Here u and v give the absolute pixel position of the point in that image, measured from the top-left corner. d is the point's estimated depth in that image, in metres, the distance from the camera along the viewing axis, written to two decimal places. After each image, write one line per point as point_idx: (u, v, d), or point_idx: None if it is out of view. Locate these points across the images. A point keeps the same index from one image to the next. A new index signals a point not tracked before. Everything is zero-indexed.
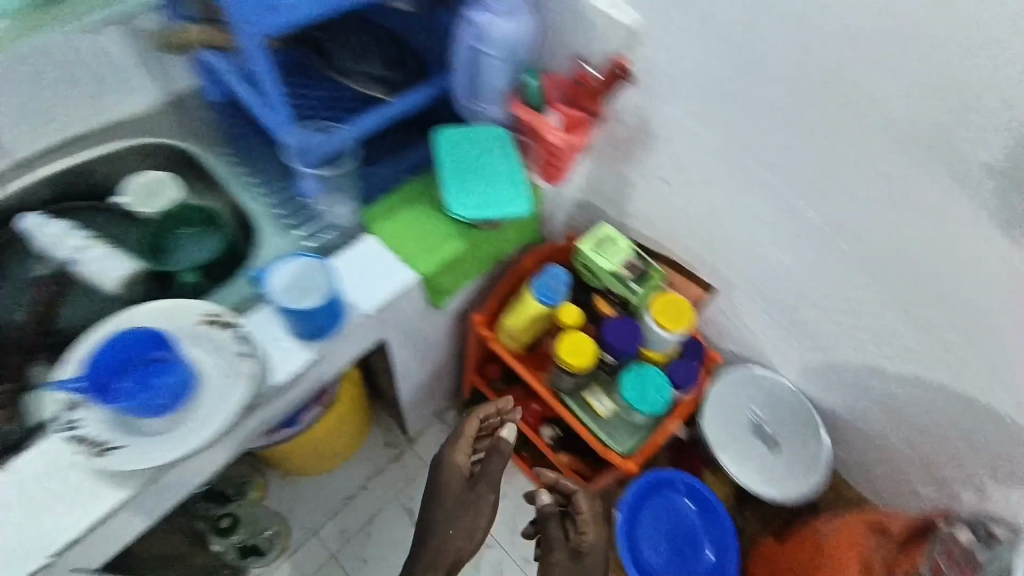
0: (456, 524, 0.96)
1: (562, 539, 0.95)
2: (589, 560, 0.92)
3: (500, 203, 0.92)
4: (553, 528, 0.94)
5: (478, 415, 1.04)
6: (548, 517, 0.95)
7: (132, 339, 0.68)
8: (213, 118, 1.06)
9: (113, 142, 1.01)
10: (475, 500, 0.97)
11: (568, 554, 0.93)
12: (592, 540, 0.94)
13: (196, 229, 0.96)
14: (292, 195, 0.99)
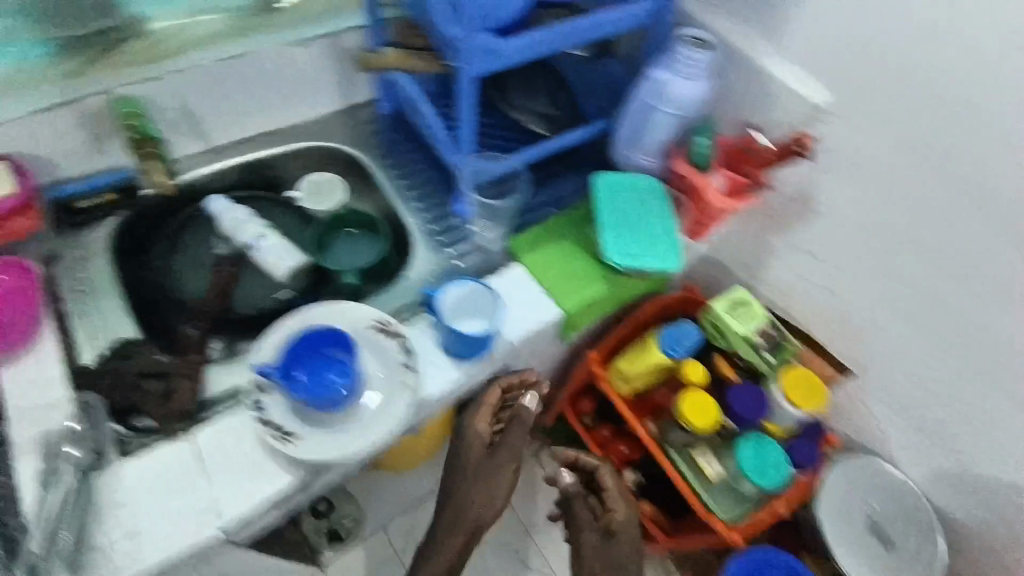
0: (478, 489, 1.02)
1: (592, 516, 1.08)
2: (619, 538, 1.05)
3: (651, 254, 0.91)
4: (581, 506, 1.09)
5: (498, 384, 1.02)
6: (574, 498, 1.09)
7: (326, 336, 0.75)
8: (378, 127, 1.12)
9: (289, 141, 1.06)
10: (497, 480, 1.03)
11: (595, 531, 1.06)
12: (622, 520, 1.05)
13: (353, 232, 1.03)
14: (445, 213, 1.03)
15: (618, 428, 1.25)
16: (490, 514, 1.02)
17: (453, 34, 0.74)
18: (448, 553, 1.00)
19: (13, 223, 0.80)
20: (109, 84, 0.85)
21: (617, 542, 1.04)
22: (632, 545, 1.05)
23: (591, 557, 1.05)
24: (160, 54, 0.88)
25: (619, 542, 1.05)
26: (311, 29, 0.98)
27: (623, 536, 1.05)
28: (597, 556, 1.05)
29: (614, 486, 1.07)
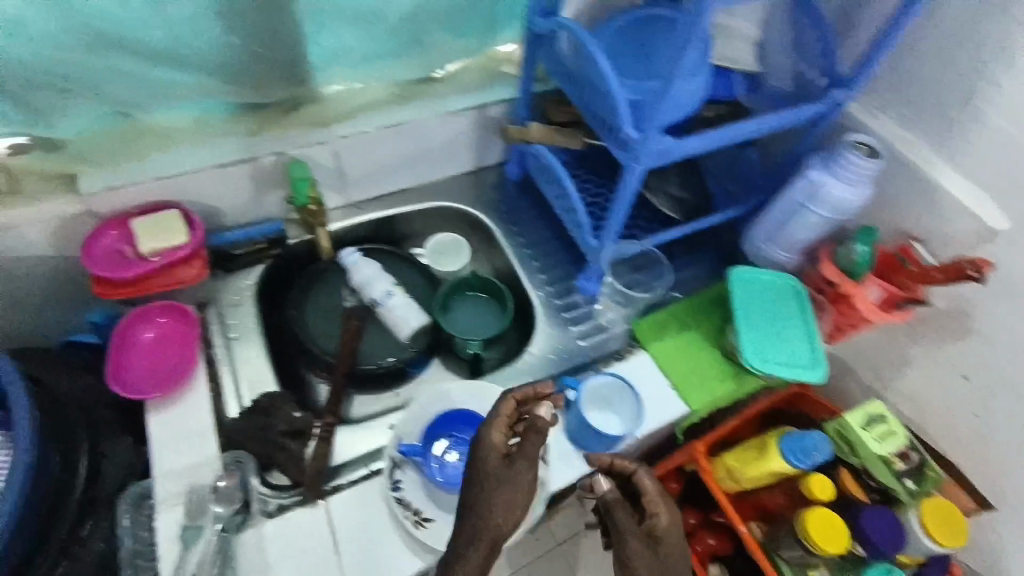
0: (488, 499, 0.64)
1: (637, 530, 0.71)
2: (669, 550, 0.72)
3: (792, 363, 0.85)
4: (624, 517, 0.71)
5: (520, 390, 0.71)
6: (614, 507, 0.72)
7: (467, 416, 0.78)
8: (504, 193, 1.14)
9: (422, 201, 1.09)
10: (518, 488, 0.65)
11: (641, 539, 0.71)
12: (671, 531, 0.72)
13: (484, 296, 1.03)
14: (569, 286, 1.03)
15: (706, 518, 1.08)
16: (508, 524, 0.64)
17: (629, 133, 0.72)
18: (467, 571, 0.62)
19: (175, 274, 0.81)
20: (283, 145, 0.88)
21: (663, 550, 0.71)
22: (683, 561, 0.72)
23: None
24: (331, 119, 0.92)
25: (668, 556, 0.71)
26: (465, 101, 1.00)
27: (672, 547, 0.72)
28: None
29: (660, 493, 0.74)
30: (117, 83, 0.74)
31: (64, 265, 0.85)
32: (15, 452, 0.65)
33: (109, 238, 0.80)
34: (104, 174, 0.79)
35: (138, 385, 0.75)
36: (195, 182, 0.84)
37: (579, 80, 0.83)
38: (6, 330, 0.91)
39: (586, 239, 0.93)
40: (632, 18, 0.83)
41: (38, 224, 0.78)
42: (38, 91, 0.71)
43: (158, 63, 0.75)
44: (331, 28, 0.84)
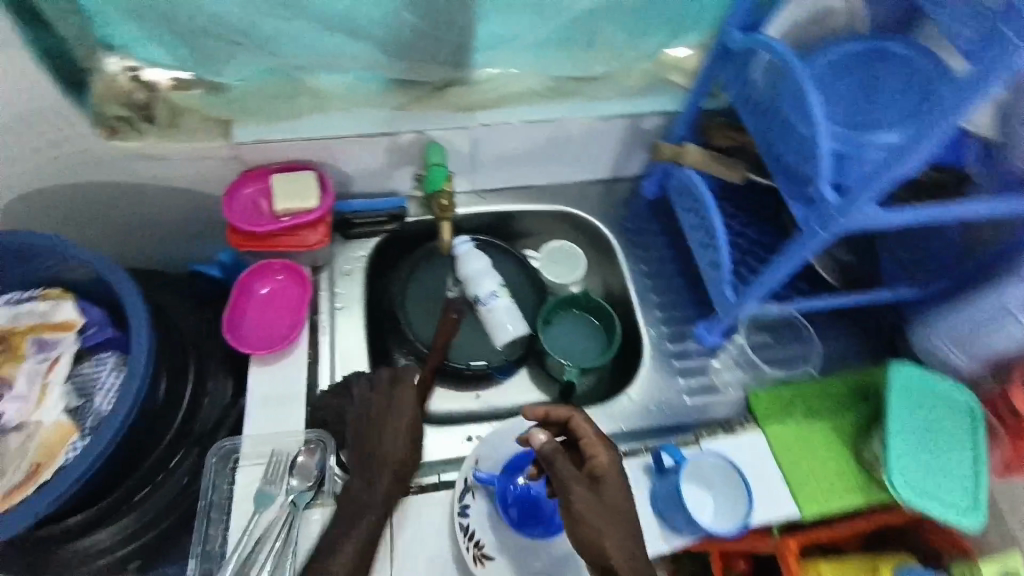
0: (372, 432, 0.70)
1: (574, 474, 0.62)
2: (611, 492, 0.63)
3: (948, 498, 0.72)
4: (566, 468, 0.62)
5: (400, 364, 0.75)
6: (555, 458, 0.62)
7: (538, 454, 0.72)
8: (636, 213, 1.05)
9: (546, 203, 1.03)
10: (395, 430, 0.70)
11: (582, 484, 0.62)
12: (611, 472, 0.64)
13: (594, 323, 0.96)
14: (684, 331, 0.93)
15: None
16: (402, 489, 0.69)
17: (827, 198, 0.61)
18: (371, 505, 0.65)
19: (301, 237, 0.81)
20: (424, 123, 0.85)
21: (605, 491, 0.62)
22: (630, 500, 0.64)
23: (596, 527, 0.60)
24: (476, 104, 0.86)
25: (609, 497, 0.62)
26: (620, 107, 0.90)
27: (615, 488, 0.63)
28: (605, 528, 0.60)
29: (596, 434, 0.66)
30: (286, 37, 0.74)
31: (204, 198, 0.88)
32: (133, 367, 0.67)
33: (248, 191, 0.82)
34: (257, 126, 0.81)
35: (248, 339, 0.78)
36: (337, 146, 0.84)
37: (771, 114, 0.70)
38: (145, 249, 0.97)
39: (725, 294, 0.83)
40: (864, 41, 0.67)
41: (189, 157, 0.81)
42: (208, 30, 0.72)
43: (327, 24, 0.73)
44: (499, 10, 0.77)
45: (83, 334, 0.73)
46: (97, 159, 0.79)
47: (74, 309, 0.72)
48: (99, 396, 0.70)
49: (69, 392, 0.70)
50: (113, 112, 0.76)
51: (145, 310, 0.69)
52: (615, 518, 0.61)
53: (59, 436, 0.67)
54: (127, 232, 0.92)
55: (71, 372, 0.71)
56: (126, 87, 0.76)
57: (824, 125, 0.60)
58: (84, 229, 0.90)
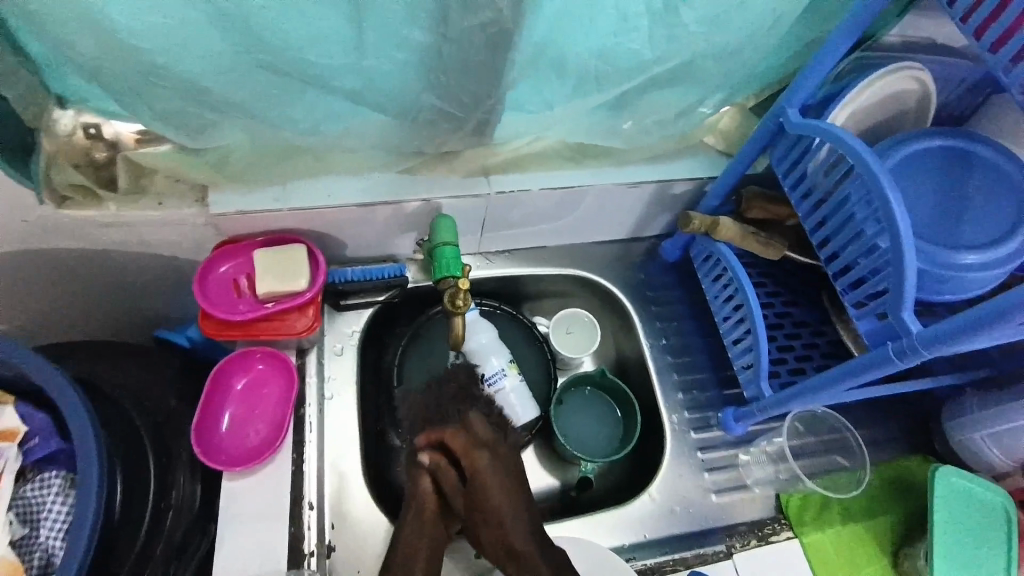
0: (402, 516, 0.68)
1: (452, 482, 0.67)
2: (485, 491, 0.65)
3: None
4: (445, 479, 0.67)
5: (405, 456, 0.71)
6: (438, 470, 0.67)
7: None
8: (656, 276, 0.97)
9: (560, 266, 0.95)
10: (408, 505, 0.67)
11: (457, 496, 0.66)
12: (483, 478, 0.66)
13: (618, 413, 0.88)
14: (707, 417, 0.85)
15: None
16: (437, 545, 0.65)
17: (912, 325, 0.51)
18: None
19: (288, 322, 0.71)
20: (436, 191, 0.74)
21: (473, 494, 0.65)
22: (512, 498, 0.66)
23: (476, 526, 0.65)
24: (491, 166, 0.77)
25: (479, 498, 0.65)
26: (651, 172, 0.82)
27: (495, 488, 0.65)
28: (486, 524, 0.64)
29: (461, 448, 0.68)
30: (276, 111, 0.59)
31: (178, 263, 0.76)
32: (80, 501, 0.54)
33: (224, 271, 0.70)
34: (241, 193, 0.69)
35: (221, 448, 0.68)
36: (335, 214, 0.73)
37: (835, 211, 0.61)
38: (107, 316, 0.83)
39: (764, 388, 0.74)
40: (940, 139, 0.59)
41: (161, 225, 0.69)
42: (167, 97, 0.56)
43: (321, 93, 0.58)
44: (529, 82, 0.63)
45: (24, 447, 0.61)
46: (46, 229, 0.66)
47: (15, 416, 0.60)
48: (46, 527, 0.59)
49: (13, 520, 0.58)
50: (65, 179, 0.63)
51: (96, 453, 0.56)
52: (490, 512, 0.64)
53: None
54: (82, 298, 0.79)
55: (11, 497, 0.59)
56: (86, 144, 0.64)
57: (910, 241, 0.51)
58: (33, 298, 0.76)
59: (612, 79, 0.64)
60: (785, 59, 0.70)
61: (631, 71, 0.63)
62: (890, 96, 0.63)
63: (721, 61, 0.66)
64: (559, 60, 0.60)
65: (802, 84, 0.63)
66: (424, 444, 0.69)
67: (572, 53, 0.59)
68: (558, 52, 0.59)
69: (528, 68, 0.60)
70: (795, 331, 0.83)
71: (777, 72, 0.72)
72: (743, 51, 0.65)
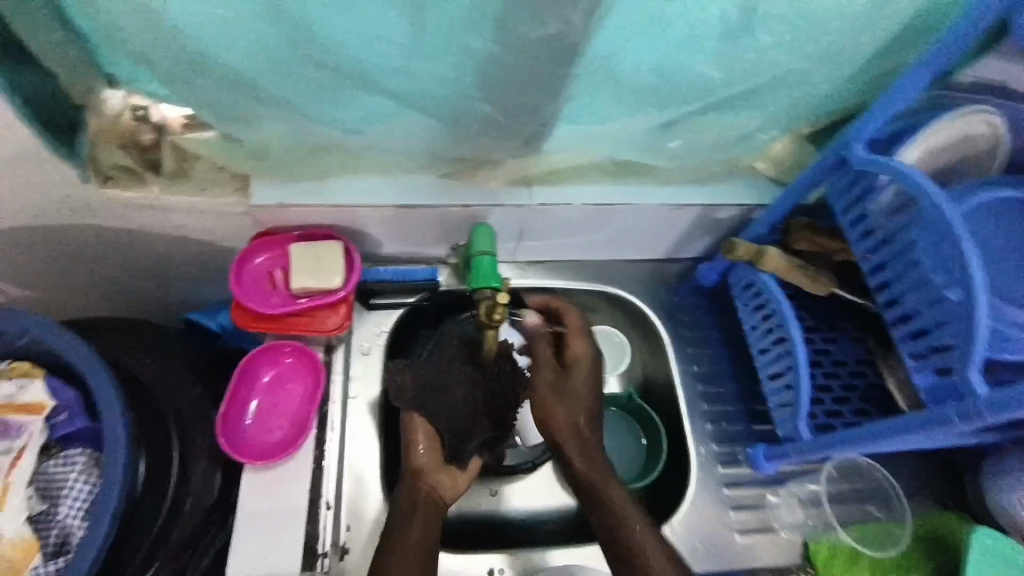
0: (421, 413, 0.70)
1: (547, 362, 0.77)
2: (580, 378, 0.77)
3: None
4: (542, 351, 0.78)
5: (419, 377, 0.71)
6: (538, 341, 0.79)
7: None
8: (690, 300, 0.94)
9: (592, 282, 0.93)
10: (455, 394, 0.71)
11: (551, 370, 0.76)
12: (581, 363, 0.78)
13: (643, 442, 0.85)
14: (734, 451, 0.82)
15: None
16: (455, 496, 0.71)
17: (978, 387, 0.49)
18: None
19: (319, 319, 0.70)
20: (475, 198, 0.73)
21: (573, 372, 0.77)
22: (594, 389, 0.77)
23: (545, 398, 0.74)
24: (534, 177, 0.75)
25: (576, 377, 0.76)
26: (696, 194, 0.79)
27: (581, 373, 0.77)
28: (570, 399, 0.74)
29: (573, 328, 0.80)
30: (322, 107, 0.58)
31: (213, 250, 0.76)
32: (104, 484, 0.54)
33: (262, 263, 0.70)
34: (281, 186, 0.69)
35: (245, 442, 0.68)
36: (372, 213, 0.72)
37: (898, 253, 0.58)
38: (141, 295, 0.84)
39: (801, 430, 0.72)
40: (1017, 189, 0.56)
41: (200, 211, 0.69)
42: (218, 87, 0.55)
43: (369, 93, 0.57)
44: (582, 97, 0.61)
45: (50, 421, 0.61)
46: (89, 208, 0.66)
47: (44, 391, 0.61)
48: (64, 505, 0.59)
49: (32, 496, 0.59)
50: (111, 159, 0.63)
51: (123, 436, 0.56)
52: (578, 397, 0.75)
53: (22, 554, 0.56)
54: (116, 276, 0.79)
55: (34, 472, 0.59)
56: (131, 126, 0.62)
57: (983, 294, 0.49)
58: (71, 272, 0.77)
59: (665, 99, 0.61)
60: (852, 92, 0.67)
61: (691, 93, 0.61)
62: (964, 137, 0.60)
63: (785, 88, 0.63)
64: (614, 76, 0.58)
65: (873, 116, 0.60)
66: (532, 306, 0.83)
67: (633, 72, 0.57)
68: (614, 69, 0.57)
69: (586, 83, 0.59)
70: (832, 369, 0.79)
71: (842, 104, 0.69)
72: (809, 79, 0.62)
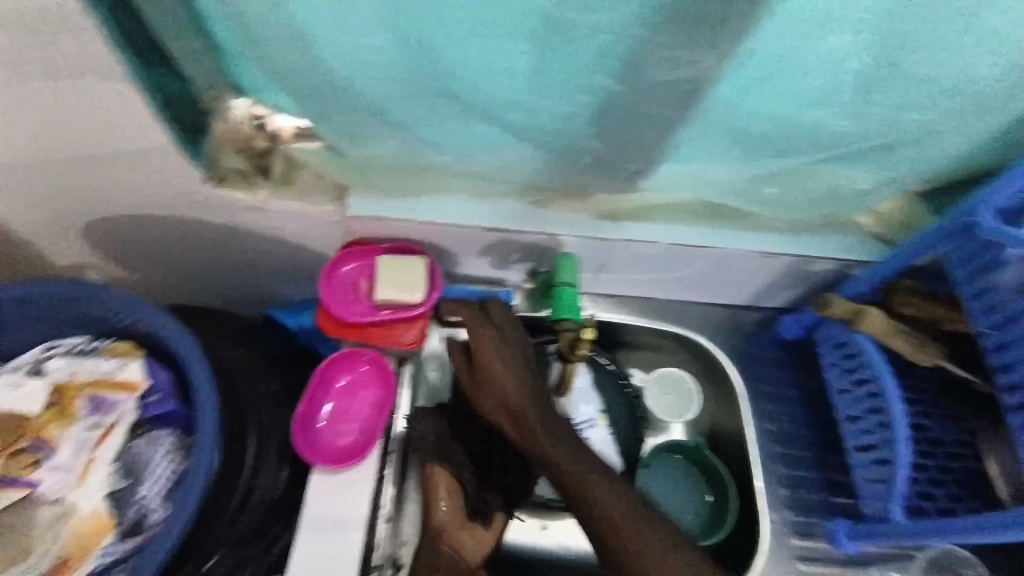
0: (445, 452, 0.68)
1: (459, 363, 0.69)
2: (488, 373, 0.66)
3: None
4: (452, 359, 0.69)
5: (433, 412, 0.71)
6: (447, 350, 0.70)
7: None
8: (768, 352, 0.90)
9: (666, 321, 0.90)
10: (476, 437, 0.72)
11: (464, 370, 0.68)
12: (485, 356, 0.67)
13: (708, 497, 0.81)
14: (811, 523, 0.78)
15: None
16: (479, 556, 0.66)
17: None
18: None
19: (398, 332, 0.72)
20: (561, 228, 0.72)
21: (483, 365, 0.66)
22: (513, 367, 0.67)
23: (474, 402, 0.68)
24: (622, 212, 0.74)
25: (490, 364, 0.66)
26: (791, 242, 0.75)
27: (495, 364, 0.66)
28: (490, 399, 0.66)
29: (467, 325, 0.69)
30: (428, 129, 0.60)
31: (301, 253, 0.79)
32: (194, 469, 0.56)
33: (351, 270, 0.72)
34: (376, 199, 0.70)
35: (318, 443, 0.68)
36: (457, 233, 0.72)
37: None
38: (231, 288, 0.88)
39: (895, 512, 0.68)
40: None
41: (298, 216, 0.71)
42: (335, 105, 0.58)
43: (476, 119, 0.57)
44: (688, 141, 0.59)
45: (143, 401, 0.64)
46: (200, 206, 0.70)
47: (140, 371, 0.64)
48: (145, 485, 0.62)
49: (115, 471, 0.61)
50: (228, 162, 0.67)
51: (214, 426, 0.58)
52: (493, 387, 0.66)
53: (94, 532, 0.58)
54: (212, 268, 0.84)
55: (121, 449, 0.63)
56: (248, 133, 0.66)
57: None
58: (175, 260, 0.82)
59: (775, 146, 0.59)
60: (984, 154, 0.62)
61: (807, 143, 0.58)
62: None
63: (911, 145, 0.59)
64: (726, 121, 0.56)
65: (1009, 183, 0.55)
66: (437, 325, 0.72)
67: (749, 121, 0.55)
68: (727, 115, 0.55)
69: (699, 128, 0.57)
70: (927, 449, 0.73)
71: (971, 166, 0.64)
72: (941, 138, 0.58)
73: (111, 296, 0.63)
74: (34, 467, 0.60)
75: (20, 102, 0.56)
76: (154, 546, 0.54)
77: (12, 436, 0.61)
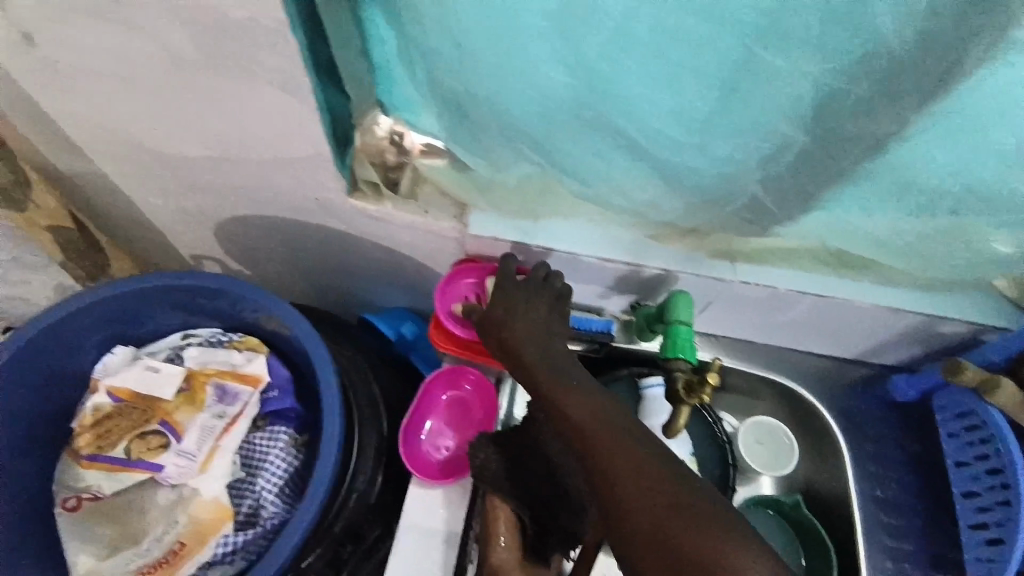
0: (506, 483, 0.63)
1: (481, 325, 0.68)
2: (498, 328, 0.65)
3: None
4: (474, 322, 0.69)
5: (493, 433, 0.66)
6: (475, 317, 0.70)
7: None
8: (872, 410, 0.86)
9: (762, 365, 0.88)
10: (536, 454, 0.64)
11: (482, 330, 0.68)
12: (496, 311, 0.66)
13: (802, 563, 0.77)
14: None
15: None
16: None
17: None
18: None
19: None
20: (677, 263, 0.71)
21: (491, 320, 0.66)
22: (522, 318, 0.64)
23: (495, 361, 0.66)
24: (740, 252, 0.71)
25: (497, 317, 0.65)
26: (919, 301, 0.71)
27: (503, 317, 0.65)
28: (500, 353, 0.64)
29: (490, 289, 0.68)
30: (565, 155, 0.60)
31: (411, 265, 0.81)
32: (320, 468, 0.58)
33: (465, 286, 0.73)
34: (495, 217, 0.71)
35: (418, 458, 0.70)
36: (570, 260, 0.72)
37: None
38: (337, 290, 0.92)
39: None
40: None
41: (417, 230, 0.73)
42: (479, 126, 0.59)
43: (618, 149, 0.57)
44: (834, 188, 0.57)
45: (264, 396, 0.68)
46: (328, 212, 0.73)
47: (263, 365, 0.68)
48: (262, 478, 0.64)
49: (236, 461, 0.65)
50: (363, 174, 0.70)
51: (339, 427, 0.60)
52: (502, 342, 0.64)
53: (215, 520, 0.61)
54: (324, 270, 0.87)
55: (242, 442, 0.66)
56: (384, 148, 0.71)
57: None
58: (291, 260, 0.86)
59: (930, 199, 0.56)
60: None
61: (968, 200, 0.55)
62: None
63: None
64: (883, 170, 0.54)
65: None
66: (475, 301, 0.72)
67: (913, 171, 0.53)
68: (885, 163, 0.52)
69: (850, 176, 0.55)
70: None
71: None
72: None
73: (234, 286, 0.64)
74: (160, 450, 0.64)
75: (192, 106, 0.60)
76: (284, 539, 0.56)
77: (143, 418, 0.66)
